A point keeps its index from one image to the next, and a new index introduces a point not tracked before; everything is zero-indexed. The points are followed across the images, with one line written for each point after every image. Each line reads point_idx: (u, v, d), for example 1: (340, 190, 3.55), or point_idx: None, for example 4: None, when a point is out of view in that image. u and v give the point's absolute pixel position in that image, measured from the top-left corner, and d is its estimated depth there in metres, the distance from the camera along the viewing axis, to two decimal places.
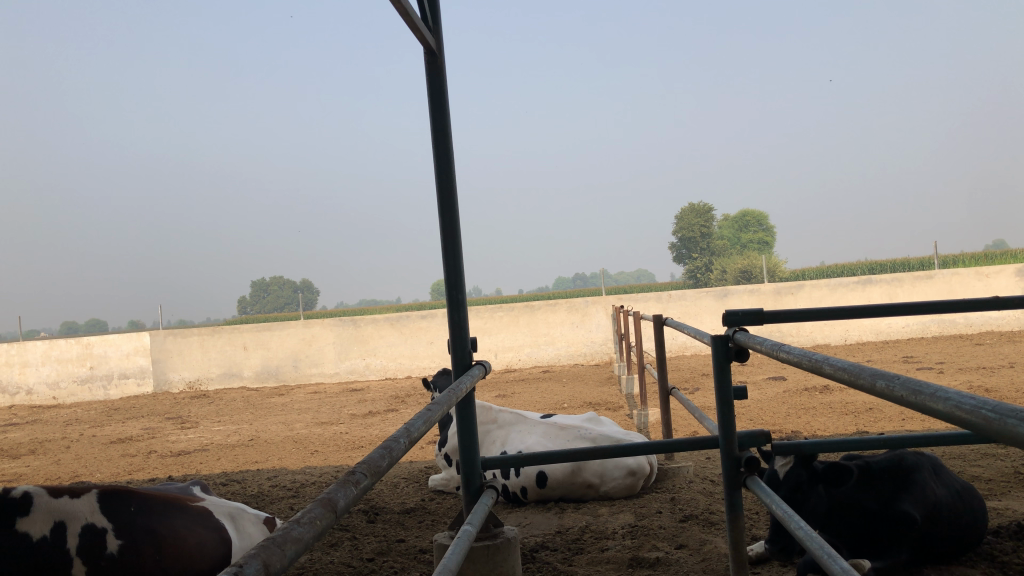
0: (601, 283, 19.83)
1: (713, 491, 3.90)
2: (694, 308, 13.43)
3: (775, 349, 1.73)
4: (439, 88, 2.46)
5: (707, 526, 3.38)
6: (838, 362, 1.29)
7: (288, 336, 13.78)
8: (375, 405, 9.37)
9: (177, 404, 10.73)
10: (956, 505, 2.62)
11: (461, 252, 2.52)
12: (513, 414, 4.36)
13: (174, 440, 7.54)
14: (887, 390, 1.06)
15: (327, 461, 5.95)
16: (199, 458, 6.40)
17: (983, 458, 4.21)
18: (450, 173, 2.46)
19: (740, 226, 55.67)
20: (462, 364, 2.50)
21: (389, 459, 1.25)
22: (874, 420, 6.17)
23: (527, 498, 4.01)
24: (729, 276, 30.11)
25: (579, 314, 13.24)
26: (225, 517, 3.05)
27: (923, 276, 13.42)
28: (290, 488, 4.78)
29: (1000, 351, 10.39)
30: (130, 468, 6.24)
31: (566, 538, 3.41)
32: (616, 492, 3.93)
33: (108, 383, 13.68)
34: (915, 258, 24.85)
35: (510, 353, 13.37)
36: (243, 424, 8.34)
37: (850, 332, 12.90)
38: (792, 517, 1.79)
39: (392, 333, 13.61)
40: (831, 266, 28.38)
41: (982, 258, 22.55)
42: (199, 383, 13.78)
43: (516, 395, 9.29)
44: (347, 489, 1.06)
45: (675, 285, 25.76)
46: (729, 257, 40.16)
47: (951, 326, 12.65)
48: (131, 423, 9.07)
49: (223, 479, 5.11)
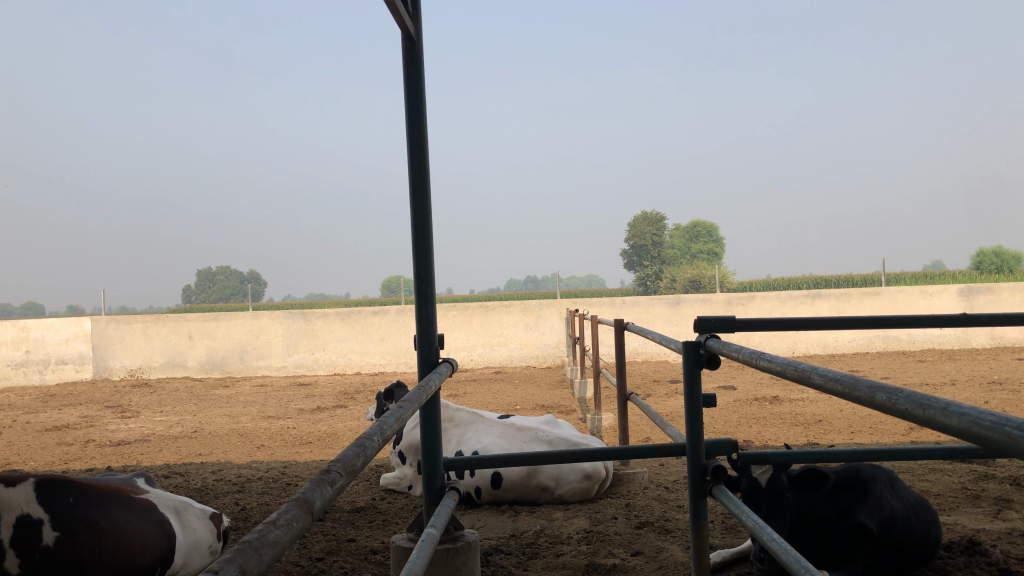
0: (555, 287, 19.87)
1: (668, 498, 3.89)
2: (646, 315, 13.53)
3: (755, 357, 1.71)
4: (417, 79, 2.38)
5: (663, 533, 3.36)
6: (830, 373, 1.27)
7: (235, 327, 13.50)
8: (324, 401, 9.20)
9: (118, 392, 10.42)
10: (910, 518, 2.62)
11: (431, 247, 2.44)
12: (469, 414, 4.29)
13: (113, 429, 7.30)
14: (890, 403, 1.04)
15: (274, 456, 5.80)
16: (140, 449, 6.20)
17: (931, 473, 4.29)
18: (424, 165, 2.39)
19: (692, 236, 56.45)
20: (428, 362, 2.43)
21: (364, 457, 1.18)
22: (824, 432, 6.26)
23: (480, 499, 3.96)
24: (679, 286, 30.43)
25: (533, 315, 13.21)
26: (169, 511, 2.94)
27: (870, 292, 13.71)
28: (235, 482, 4.64)
29: (942, 368, 10.65)
30: (66, 457, 6.00)
31: (520, 542, 3.36)
32: (571, 496, 3.89)
33: (44, 368, 13.24)
34: (858, 274, 25.43)
35: (462, 353, 13.28)
36: (187, 415, 8.12)
37: (798, 345, 13.12)
38: (763, 528, 1.76)
39: (343, 328, 13.43)
40: (779, 278, 28.90)
41: (923, 278, 23.16)
42: (141, 371, 13.41)
43: (468, 395, 9.22)
44: (322, 488, 0.99)
45: (626, 292, 26.01)
46: (679, 266, 40.63)
47: (895, 342, 12.95)
48: (68, 410, 8.76)
49: (165, 472, 4.94)
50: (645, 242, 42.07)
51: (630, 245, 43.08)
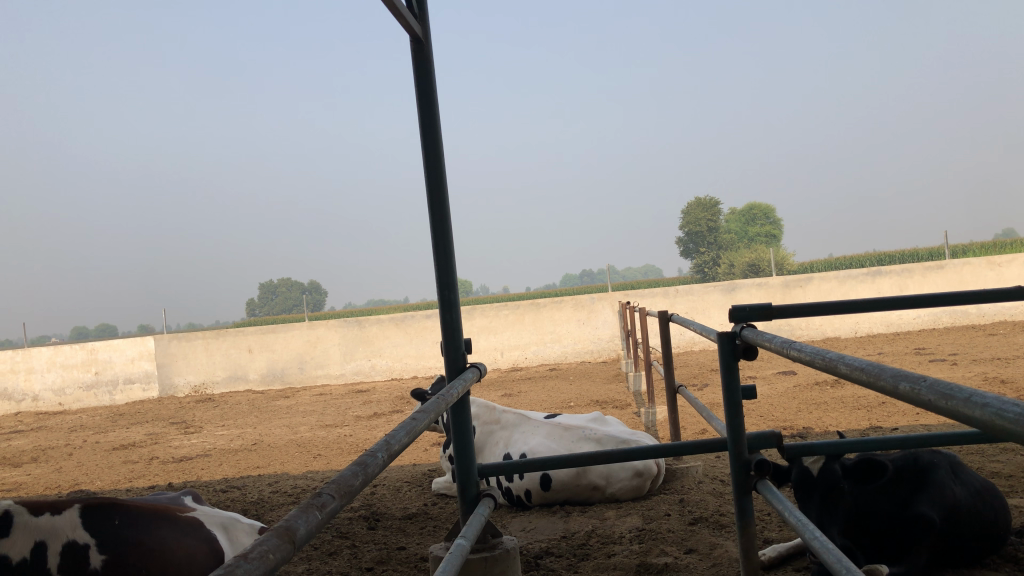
0: (609, 280, 19.70)
1: (722, 491, 3.79)
2: (701, 303, 13.32)
3: (785, 347, 1.62)
4: (427, 80, 2.35)
5: (718, 529, 3.26)
6: (855, 362, 1.19)
7: (292, 338, 13.71)
8: (380, 406, 9.27)
9: (182, 409, 10.67)
10: (977, 505, 2.47)
11: (453, 251, 2.42)
12: (516, 415, 4.25)
13: (175, 445, 7.47)
14: (912, 393, 0.96)
15: (330, 465, 5.85)
16: (200, 464, 6.32)
17: (1000, 453, 4.10)
18: (440, 167, 2.36)
19: (748, 219, 55.54)
20: (456, 367, 2.40)
21: (363, 477, 1.14)
22: (888, 415, 6.05)
23: (531, 501, 3.91)
24: (737, 271, 29.94)
25: (585, 310, 13.11)
26: (217, 528, 2.96)
27: (934, 266, 13.25)
28: (291, 494, 4.68)
29: (1014, 341, 10.23)
30: (130, 475, 6.16)
31: (571, 544, 3.30)
32: (623, 493, 3.82)
33: (113, 388, 13.65)
34: (923, 247, 24.66)
35: (516, 352, 13.27)
36: (247, 428, 8.26)
37: (861, 325, 12.75)
38: (806, 526, 1.67)
39: (397, 334, 13.54)
40: (840, 258, 28.24)
41: (991, 248, 22.37)
42: (204, 387, 13.72)
43: (522, 394, 9.19)
44: (310, 514, 0.96)
45: (683, 280, 25.71)
46: (736, 251, 39.96)
47: (964, 316, 12.50)
48: (135, 428, 9.01)
49: (222, 486, 5.02)
50: (700, 229, 41.50)
51: (684, 233, 42.56)
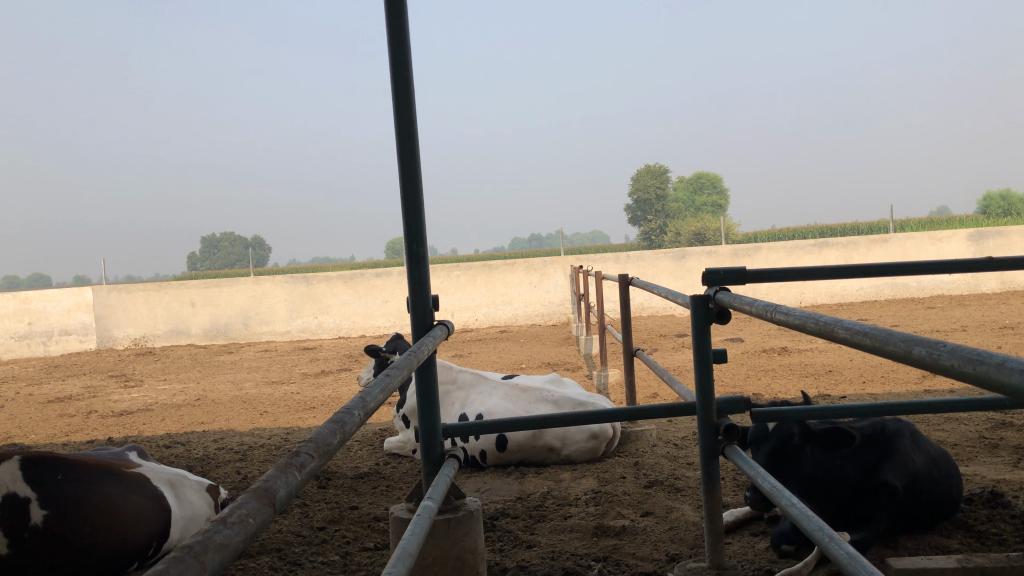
0: (561, 245, 19.69)
1: (677, 455, 3.80)
2: (651, 269, 13.41)
3: (769, 310, 1.58)
4: (400, 22, 2.24)
5: (673, 493, 3.27)
6: (855, 326, 1.15)
7: (237, 293, 13.43)
8: (327, 365, 9.13)
9: (122, 362, 10.37)
10: (934, 473, 2.51)
11: (421, 204, 2.33)
12: (472, 375, 4.20)
13: (115, 399, 7.25)
14: (932, 358, 0.91)
15: (277, 422, 5.73)
16: (142, 419, 6.14)
17: (946, 423, 4.20)
18: (411, 114, 2.26)
19: (697, 188, 56.12)
20: (422, 324, 2.33)
21: (341, 435, 1.06)
22: (835, 383, 6.16)
23: (486, 462, 3.87)
24: (685, 239, 30.26)
25: (536, 273, 13.10)
26: (164, 484, 2.86)
27: (878, 240, 13.54)
28: (237, 451, 4.56)
29: (953, 314, 10.53)
30: (67, 428, 5.95)
31: (527, 505, 3.28)
32: (578, 456, 3.81)
33: (48, 339, 13.21)
34: (865, 222, 25.17)
35: (467, 312, 13.20)
36: (190, 383, 8.06)
37: (806, 295, 12.99)
38: (781, 491, 1.64)
39: (346, 291, 13.34)
40: (784, 229, 28.75)
41: (931, 224, 22.96)
42: (144, 340, 13.36)
43: (473, 355, 9.14)
44: (289, 475, 0.88)
45: (633, 247, 25.91)
46: (684, 219, 40.36)
47: (904, 289, 12.83)
48: (72, 381, 8.71)
49: (166, 442, 4.87)
50: (649, 197, 41.80)
51: (634, 199, 42.80)
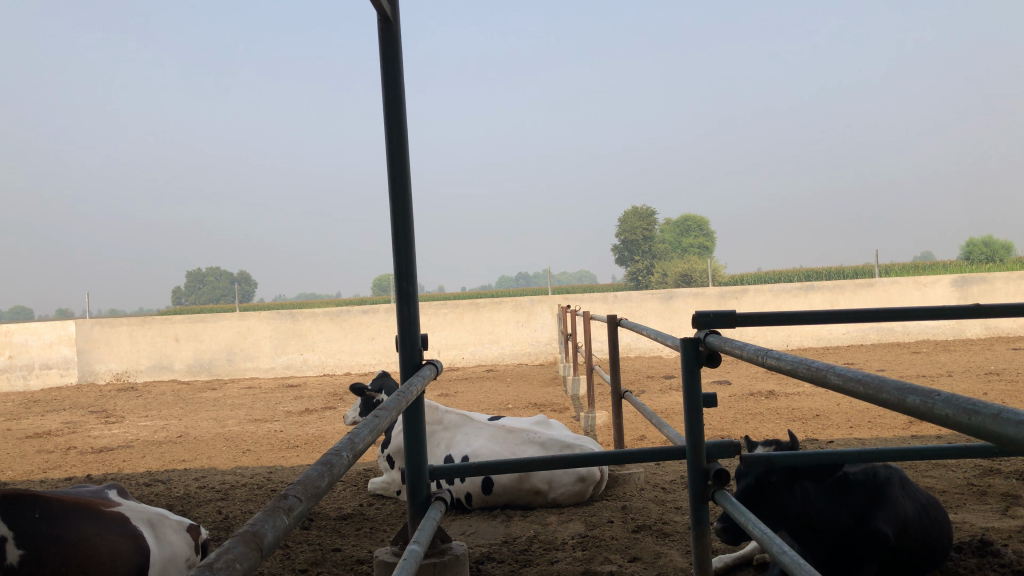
0: (549, 285, 19.70)
1: (665, 499, 3.77)
2: (638, 310, 13.44)
3: (760, 355, 1.58)
4: (394, 62, 2.25)
5: (661, 538, 3.24)
6: (849, 373, 1.15)
7: (222, 328, 13.34)
8: (312, 402, 9.04)
9: (103, 397, 10.24)
10: (923, 522, 2.50)
11: (412, 243, 2.32)
12: (459, 416, 4.16)
13: (95, 435, 7.14)
14: (926, 408, 0.91)
15: (260, 461, 5.65)
16: (122, 455, 6.04)
17: (934, 469, 4.19)
18: (404, 153, 2.27)
19: (683, 230, 56.59)
20: (411, 363, 2.31)
21: (330, 477, 1.04)
22: (822, 427, 6.15)
23: (471, 505, 3.82)
24: (671, 280, 30.39)
25: (524, 312, 13.09)
26: (144, 524, 2.80)
27: (863, 284, 13.63)
28: (219, 490, 4.49)
29: (939, 359, 10.58)
30: (45, 465, 5.85)
31: (513, 549, 3.23)
32: (565, 499, 3.77)
33: (28, 373, 13.05)
34: (848, 266, 25.39)
35: (453, 351, 13.15)
36: (172, 420, 7.96)
37: (792, 338, 13.04)
38: (772, 538, 1.62)
39: (332, 328, 13.28)
40: (770, 271, 28.95)
41: (915, 270, 23.19)
42: (126, 375, 13.22)
43: (460, 394, 9.08)
44: (276, 518, 0.86)
45: (620, 287, 26.00)
46: (670, 260, 40.58)
47: (890, 333, 12.90)
48: (51, 416, 8.58)
49: (146, 480, 4.78)
50: (636, 238, 42.05)
51: (621, 240, 43.03)
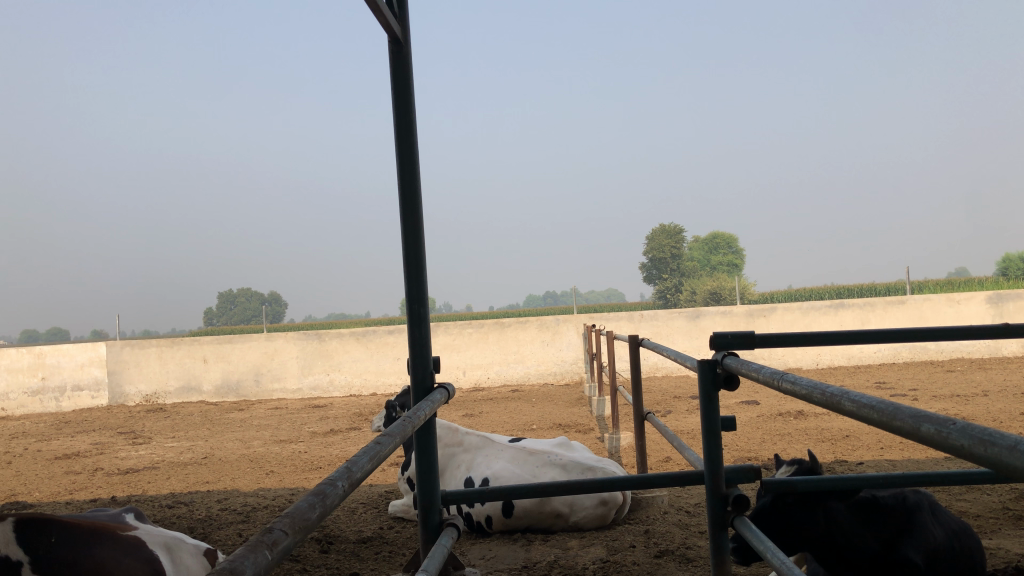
0: (575, 304, 19.60)
1: (689, 523, 3.70)
2: (665, 328, 13.33)
3: (775, 378, 1.53)
4: (404, 84, 2.25)
5: (684, 563, 3.17)
6: (862, 398, 1.11)
7: (249, 349, 13.43)
8: (337, 423, 9.04)
9: (132, 418, 10.33)
10: (953, 549, 2.42)
11: (424, 264, 2.31)
12: (479, 438, 4.12)
13: (122, 457, 7.18)
14: (940, 437, 0.86)
15: (283, 482, 5.65)
16: (147, 477, 6.07)
17: (968, 492, 4.08)
18: (414, 174, 2.26)
19: (712, 248, 56.27)
20: (422, 386, 2.29)
21: (320, 509, 1.01)
22: (853, 448, 6.03)
23: (492, 528, 3.78)
24: (700, 299, 30.16)
25: (549, 332, 13.04)
26: (160, 548, 2.79)
27: (895, 301, 13.42)
28: (241, 512, 4.48)
29: (973, 378, 10.36)
30: (72, 486, 5.89)
31: (532, 574, 3.18)
32: (587, 522, 3.72)
33: (60, 395, 13.21)
34: (880, 282, 25.01)
35: (478, 371, 13.13)
36: (198, 441, 8.00)
37: (822, 357, 12.84)
38: (791, 567, 1.56)
39: (358, 348, 13.33)
40: (800, 289, 28.68)
41: (949, 286, 22.84)
42: (156, 396, 13.35)
43: (484, 414, 9.03)
44: (258, 553, 0.83)
45: (648, 306, 25.87)
46: (698, 278, 40.30)
47: (922, 352, 12.69)
48: (80, 437, 8.67)
49: (169, 501, 4.79)
50: (664, 256, 41.84)
51: (649, 258, 42.87)
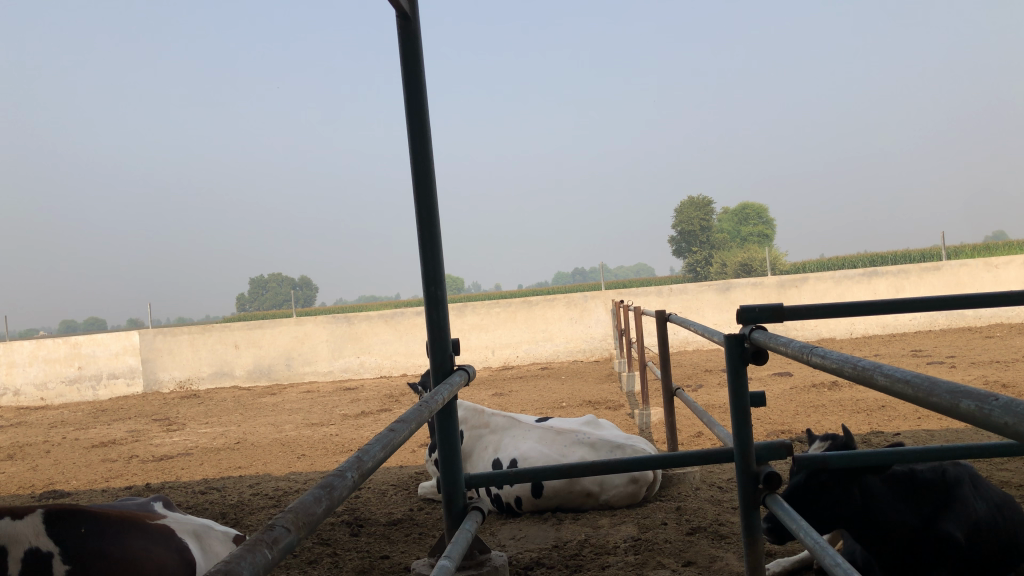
0: (604, 280, 19.46)
1: (722, 499, 3.65)
2: (695, 302, 13.21)
3: (804, 352, 1.47)
4: (414, 61, 2.21)
5: (717, 540, 3.12)
6: (896, 371, 1.05)
7: (279, 334, 13.54)
8: (368, 405, 9.07)
9: (167, 405, 10.46)
10: (996, 521, 2.35)
11: (440, 246, 2.27)
12: (506, 419, 4.09)
13: (157, 443, 7.28)
14: (981, 415, 0.80)
15: (314, 465, 5.68)
16: (181, 463, 6.14)
17: (1009, 462, 3.98)
18: (427, 152, 2.22)
19: (741, 219, 55.68)
20: (442, 369, 2.26)
21: (328, 504, 0.98)
22: (888, 419, 5.92)
23: (522, 508, 3.75)
24: (730, 272, 29.82)
25: (578, 309, 12.97)
26: (189, 536, 2.79)
27: (930, 267, 13.17)
28: (272, 497, 4.50)
29: (1012, 343, 10.15)
30: (108, 474, 5.97)
31: (563, 553, 3.14)
32: (617, 501, 3.68)
33: (97, 383, 13.42)
34: (914, 249, 24.61)
35: (508, 350, 13.12)
36: (232, 426, 8.07)
37: (856, 326, 12.65)
38: (825, 548, 1.50)
39: (387, 330, 13.37)
40: (832, 258, 28.29)
41: (986, 250, 22.41)
42: (190, 383, 13.52)
43: (514, 393, 9.01)
44: (257, 554, 0.79)
45: (679, 280, 25.71)
46: (729, 250, 39.89)
47: (960, 319, 12.45)
48: (117, 425, 8.79)
49: (201, 487, 4.83)
50: (693, 228, 41.45)
51: (677, 232, 42.53)
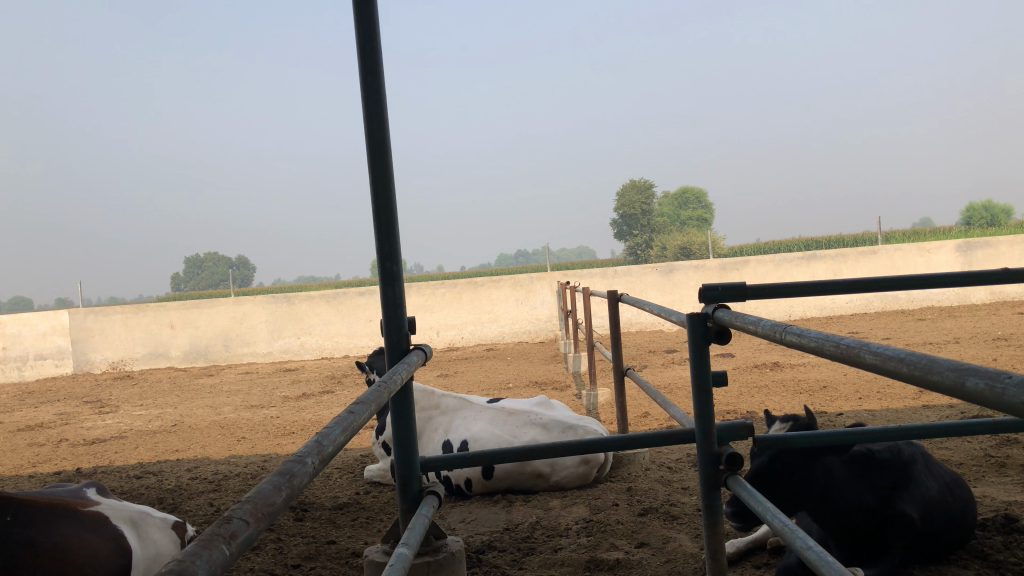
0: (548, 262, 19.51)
1: (672, 479, 3.65)
2: (639, 284, 13.31)
3: (777, 330, 1.43)
4: (370, 23, 2.10)
5: (668, 521, 3.10)
6: (884, 349, 1.01)
7: (218, 314, 13.20)
8: (309, 386, 8.90)
9: (98, 386, 10.10)
10: (947, 500, 2.38)
11: (395, 221, 2.17)
12: (456, 400, 4.02)
13: (88, 427, 7.01)
14: (993, 394, 0.76)
15: (255, 448, 5.52)
16: (114, 447, 5.91)
17: (949, 441, 4.06)
18: (382, 120, 2.11)
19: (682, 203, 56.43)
20: (397, 348, 2.18)
21: (287, 491, 0.89)
22: (830, 399, 6.03)
23: (472, 490, 3.70)
24: (671, 254, 30.21)
25: (523, 290, 12.95)
26: (124, 522, 2.66)
27: (866, 251, 13.49)
28: (211, 480, 4.36)
29: (944, 325, 10.46)
30: (36, 459, 5.72)
31: (515, 536, 3.10)
32: (568, 482, 3.65)
33: (22, 364, 12.89)
34: (848, 235, 25.30)
35: (452, 331, 13.03)
36: (168, 409, 7.83)
37: (795, 308, 12.91)
38: (794, 529, 1.47)
39: (329, 311, 13.15)
40: (770, 241, 28.90)
41: (917, 236, 23.15)
42: (123, 363, 13.10)
43: (459, 375, 8.95)
44: (213, 550, 0.71)
45: (623, 262, 25.94)
46: (669, 233, 40.38)
47: (893, 301, 12.80)
48: (45, 408, 8.45)
49: (137, 472, 4.66)
50: (634, 211, 41.83)
51: (620, 215, 42.91)
